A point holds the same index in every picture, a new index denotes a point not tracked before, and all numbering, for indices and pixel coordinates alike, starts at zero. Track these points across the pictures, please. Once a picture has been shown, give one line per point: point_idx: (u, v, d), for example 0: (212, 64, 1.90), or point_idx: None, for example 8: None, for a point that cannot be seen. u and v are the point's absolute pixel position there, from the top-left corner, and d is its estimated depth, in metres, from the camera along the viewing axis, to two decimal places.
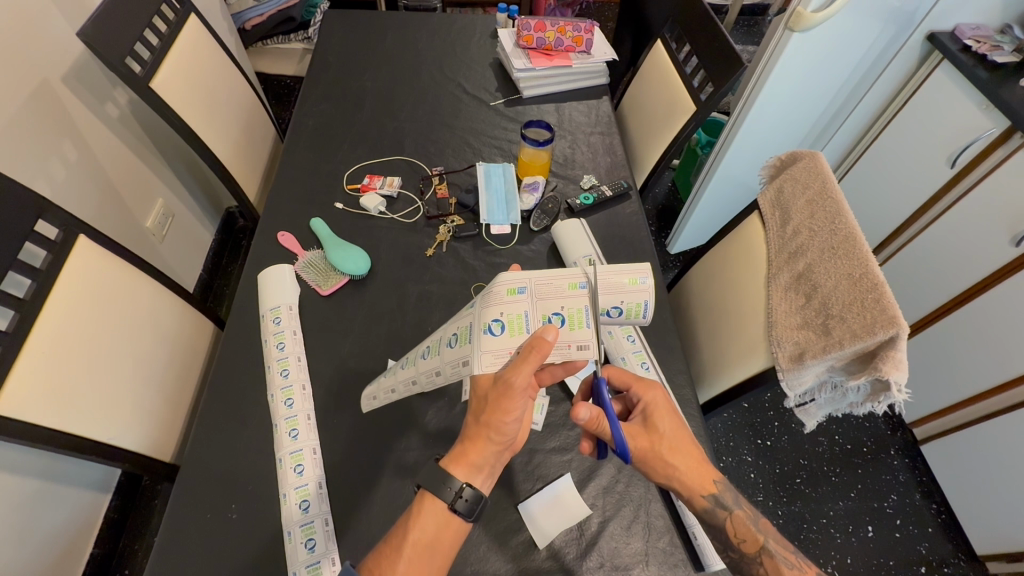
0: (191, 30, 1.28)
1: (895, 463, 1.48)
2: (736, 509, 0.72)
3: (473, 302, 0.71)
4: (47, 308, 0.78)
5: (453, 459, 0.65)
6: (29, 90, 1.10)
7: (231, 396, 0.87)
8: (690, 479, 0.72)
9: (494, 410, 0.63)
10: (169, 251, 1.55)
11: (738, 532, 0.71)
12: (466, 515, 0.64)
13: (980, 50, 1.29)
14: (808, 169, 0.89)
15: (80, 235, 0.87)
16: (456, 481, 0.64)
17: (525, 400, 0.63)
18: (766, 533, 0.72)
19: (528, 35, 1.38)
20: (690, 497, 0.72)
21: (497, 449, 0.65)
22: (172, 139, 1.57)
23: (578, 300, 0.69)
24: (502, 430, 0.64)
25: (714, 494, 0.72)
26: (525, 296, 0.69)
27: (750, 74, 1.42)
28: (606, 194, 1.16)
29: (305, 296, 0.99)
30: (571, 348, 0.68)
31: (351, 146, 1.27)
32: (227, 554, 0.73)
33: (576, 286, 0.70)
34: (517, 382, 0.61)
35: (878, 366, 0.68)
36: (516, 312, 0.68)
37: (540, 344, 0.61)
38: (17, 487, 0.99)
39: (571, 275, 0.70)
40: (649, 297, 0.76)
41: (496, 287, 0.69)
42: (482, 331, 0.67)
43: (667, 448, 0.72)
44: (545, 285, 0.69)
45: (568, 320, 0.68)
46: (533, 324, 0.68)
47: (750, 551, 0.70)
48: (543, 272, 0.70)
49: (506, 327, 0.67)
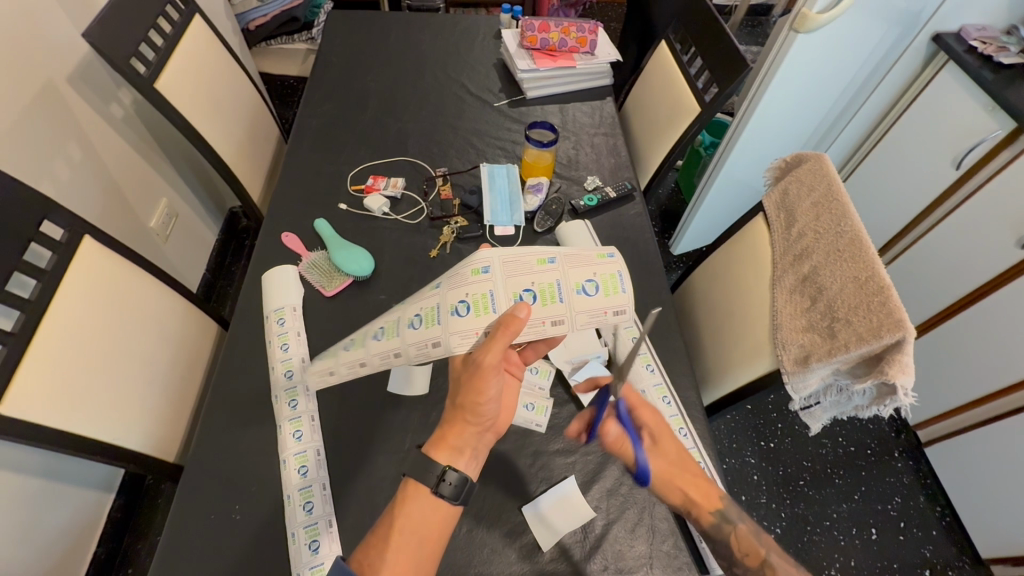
0: (195, 31, 1.28)
1: (899, 466, 1.48)
2: (740, 524, 0.71)
3: (439, 284, 0.72)
4: (53, 309, 0.78)
5: (435, 444, 0.66)
6: (34, 91, 1.10)
7: (235, 398, 0.87)
8: (697, 495, 0.71)
9: (468, 391, 0.65)
10: (173, 251, 1.55)
11: (742, 545, 0.70)
12: (452, 498, 0.64)
13: (985, 51, 1.28)
14: (813, 170, 0.88)
15: (86, 235, 0.87)
16: (438, 465, 0.64)
17: (497, 376, 0.65)
18: (769, 547, 0.70)
19: (532, 36, 1.38)
20: (697, 514, 0.71)
21: (475, 430, 0.67)
22: (176, 139, 1.57)
23: (608, 267, 0.74)
24: (478, 410, 0.65)
25: (720, 509, 0.71)
26: (489, 275, 0.70)
27: (754, 75, 1.42)
28: (610, 196, 1.16)
29: (309, 297, 0.99)
30: (545, 324, 0.70)
31: (354, 147, 1.27)
32: (231, 556, 0.73)
33: (544, 263, 0.72)
34: (488, 359, 0.64)
35: (884, 369, 0.68)
36: (480, 291, 0.69)
37: (511, 320, 0.64)
38: (22, 486, 1.00)
39: (538, 252, 0.73)
40: (621, 268, 0.74)
41: (461, 268, 0.71)
42: (449, 312, 0.69)
43: (677, 468, 0.73)
44: (513, 262, 0.71)
45: (602, 286, 0.73)
46: (500, 302, 0.69)
47: (754, 564, 0.69)
48: (510, 251, 0.72)
49: (472, 307, 0.69)
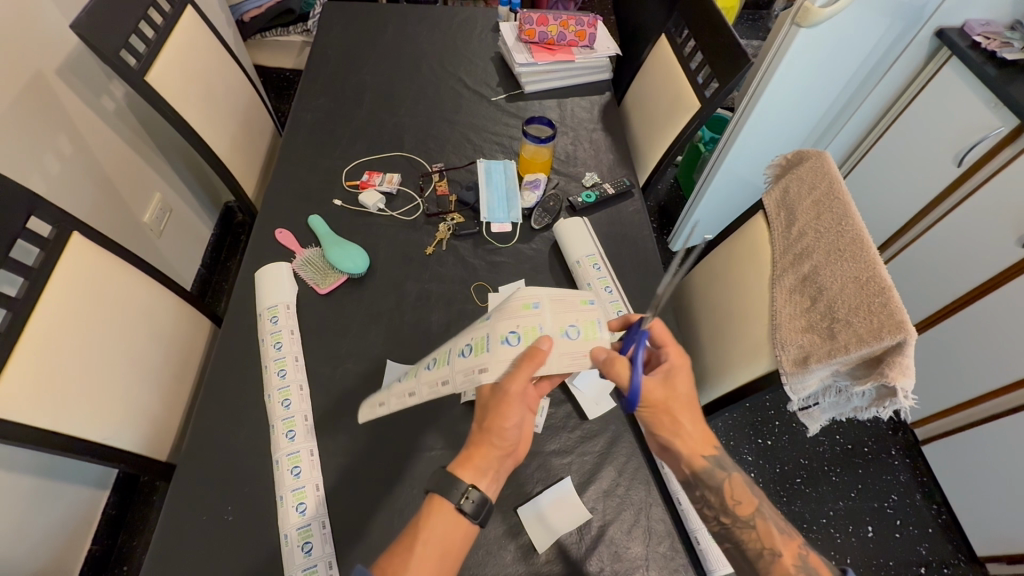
0: (188, 22, 1.25)
1: (897, 464, 1.47)
2: (734, 472, 0.73)
3: (489, 317, 0.73)
4: (40, 308, 0.77)
5: (459, 464, 0.67)
6: (23, 83, 1.08)
7: (228, 397, 0.86)
8: (694, 442, 0.74)
9: (495, 415, 0.66)
10: (167, 246, 1.54)
11: (734, 493, 0.71)
12: (472, 516, 0.63)
13: (989, 47, 1.26)
14: (814, 169, 0.87)
15: (74, 233, 0.85)
16: (463, 484, 0.64)
17: (524, 406, 0.67)
18: (761, 500, 0.72)
19: (530, 29, 1.36)
20: (691, 454, 0.73)
21: (499, 454, 0.67)
22: (169, 132, 1.55)
23: (588, 313, 0.74)
24: (503, 435, 0.67)
25: (714, 455, 0.74)
26: (539, 310, 0.71)
27: (755, 71, 1.40)
28: (608, 192, 1.14)
29: (303, 295, 0.98)
30: (586, 359, 0.71)
31: (350, 141, 1.26)
32: (222, 557, 0.72)
33: (585, 302, 0.75)
34: (513, 389, 0.66)
35: (885, 371, 0.67)
36: (530, 324, 0.70)
37: (535, 352, 0.66)
38: (14, 484, 0.99)
39: (580, 293, 0.75)
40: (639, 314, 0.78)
41: (512, 303, 0.72)
42: (500, 341, 0.69)
43: (677, 406, 0.75)
44: (560, 300, 0.73)
45: (583, 330, 0.72)
46: (548, 335, 0.70)
47: (745, 512, 0.70)
48: (555, 289, 0.74)
49: (522, 337, 0.69)
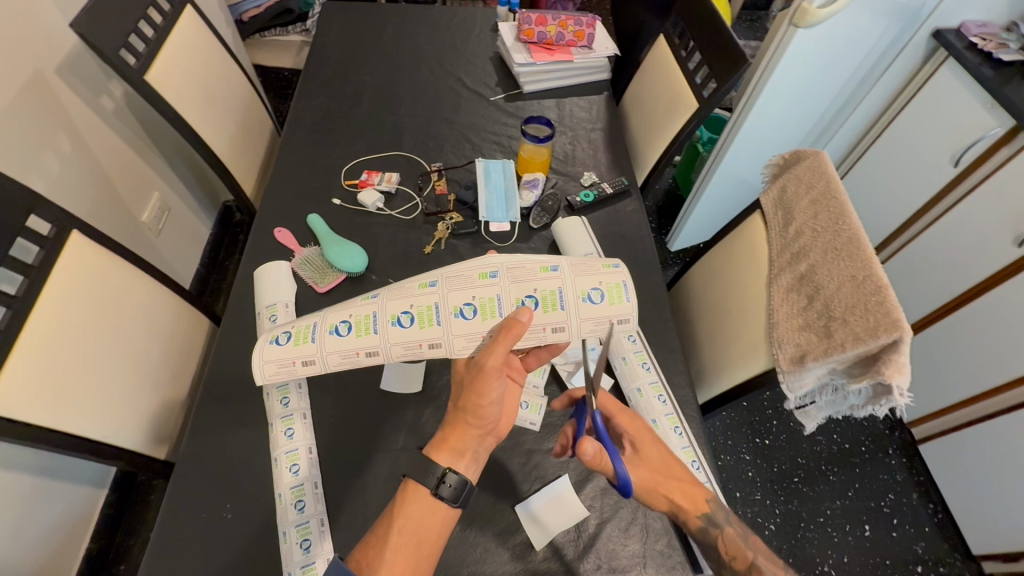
0: (187, 21, 1.25)
1: (893, 463, 1.48)
2: (727, 527, 0.72)
3: (434, 282, 0.71)
4: (39, 305, 0.77)
5: (436, 446, 0.67)
6: (22, 82, 1.08)
7: (227, 395, 0.86)
8: (685, 501, 0.71)
9: (471, 394, 0.65)
10: (166, 244, 1.54)
11: (728, 549, 0.71)
12: (451, 500, 0.64)
13: (985, 48, 1.27)
14: (812, 169, 0.87)
15: (74, 230, 0.85)
16: (439, 468, 0.64)
17: (500, 381, 0.65)
18: (756, 549, 0.72)
19: (529, 29, 1.36)
20: (686, 518, 0.71)
21: (477, 433, 0.67)
22: (168, 132, 1.55)
23: (613, 276, 0.73)
24: (480, 413, 0.65)
25: (707, 513, 0.71)
26: (496, 280, 0.71)
27: (753, 71, 1.41)
28: (606, 192, 1.15)
29: (302, 294, 0.98)
30: (546, 331, 0.71)
31: (349, 141, 1.26)
32: (221, 555, 0.72)
33: (548, 269, 0.72)
34: (490, 364, 0.64)
35: (881, 370, 0.68)
36: (487, 296, 0.70)
37: (513, 325, 0.65)
38: (12, 483, 0.99)
39: (543, 258, 0.72)
40: (627, 278, 0.73)
41: (468, 270, 0.71)
42: (453, 314, 0.70)
43: (662, 475, 0.72)
44: (520, 268, 0.71)
45: (607, 295, 0.72)
46: (506, 307, 0.70)
47: (740, 566, 0.71)
48: (515, 256, 0.72)
49: (478, 311, 0.70)
